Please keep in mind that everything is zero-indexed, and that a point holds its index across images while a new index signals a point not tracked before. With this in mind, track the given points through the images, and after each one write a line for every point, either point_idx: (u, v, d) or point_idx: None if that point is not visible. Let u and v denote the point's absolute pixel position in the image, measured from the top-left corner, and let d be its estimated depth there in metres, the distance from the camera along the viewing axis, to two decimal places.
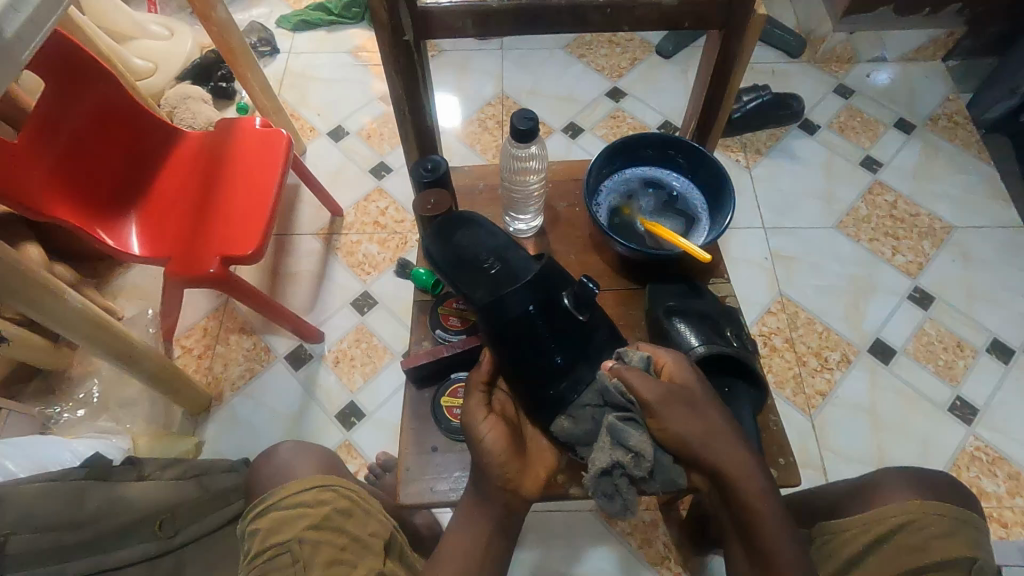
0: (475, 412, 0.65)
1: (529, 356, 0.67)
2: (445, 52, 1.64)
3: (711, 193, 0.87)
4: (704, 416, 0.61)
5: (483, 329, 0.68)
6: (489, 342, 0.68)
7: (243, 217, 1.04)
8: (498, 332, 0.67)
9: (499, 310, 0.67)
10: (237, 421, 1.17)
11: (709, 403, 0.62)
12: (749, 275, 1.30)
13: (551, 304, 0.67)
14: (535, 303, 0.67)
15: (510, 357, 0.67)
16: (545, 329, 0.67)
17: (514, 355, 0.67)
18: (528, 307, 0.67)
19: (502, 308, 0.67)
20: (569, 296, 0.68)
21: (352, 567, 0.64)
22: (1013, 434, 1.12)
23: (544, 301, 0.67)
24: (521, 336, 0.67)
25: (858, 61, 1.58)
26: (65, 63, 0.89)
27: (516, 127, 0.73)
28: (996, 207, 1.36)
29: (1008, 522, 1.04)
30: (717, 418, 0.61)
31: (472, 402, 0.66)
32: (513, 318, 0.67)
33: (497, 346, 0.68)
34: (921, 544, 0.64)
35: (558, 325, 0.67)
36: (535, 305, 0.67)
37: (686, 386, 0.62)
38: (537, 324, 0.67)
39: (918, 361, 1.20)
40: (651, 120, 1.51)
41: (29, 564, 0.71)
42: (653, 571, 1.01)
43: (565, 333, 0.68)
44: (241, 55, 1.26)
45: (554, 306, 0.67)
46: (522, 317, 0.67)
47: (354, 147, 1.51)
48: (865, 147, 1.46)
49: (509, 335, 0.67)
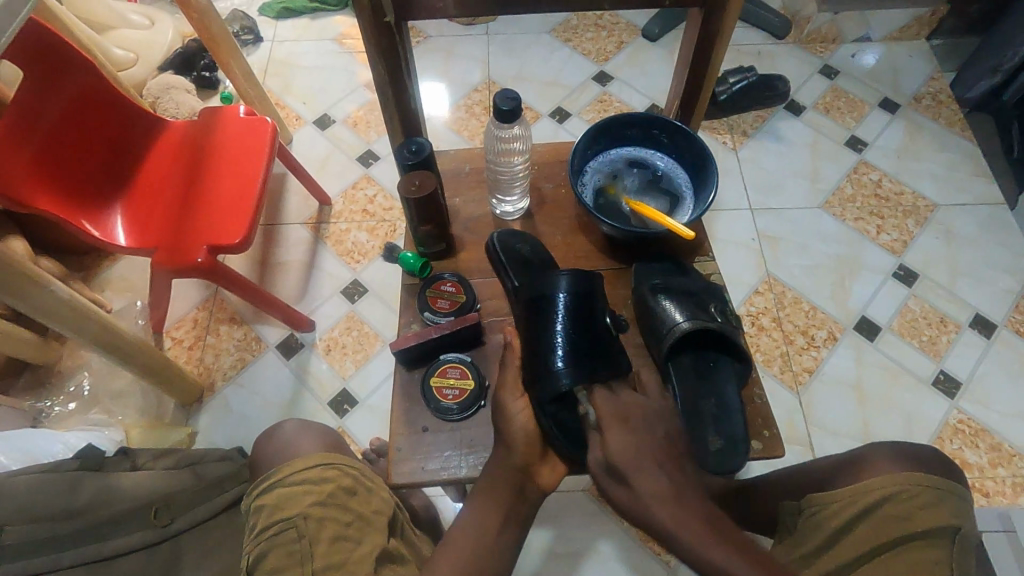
0: (514, 389, 0.70)
1: (555, 338, 0.70)
2: (430, 39, 1.63)
3: (696, 171, 0.87)
4: (633, 484, 0.60)
5: (524, 313, 0.75)
6: (524, 323, 0.74)
7: (230, 206, 1.04)
8: (535, 314, 0.73)
9: (545, 294, 0.74)
10: (229, 411, 1.17)
11: (637, 466, 0.61)
12: (736, 255, 1.31)
13: (594, 310, 0.74)
14: (577, 307, 0.73)
15: (536, 338, 0.71)
16: (579, 329, 0.71)
17: (541, 334, 0.71)
18: (574, 300, 0.73)
19: (548, 291, 0.74)
20: (610, 317, 0.75)
21: (356, 543, 0.66)
22: (996, 406, 1.15)
23: (587, 301, 0.73)
24: (554, 318, 0.72)
25: (843, 41, 1.59)
26: (41, 51, 0.88)
27: (500, 107, 0.73)
28: (979, 183, 1.38)
29: (989, 492, 1.07)
30: (650, 484, 0.60)
31: (510, 381, 0.70)
32: (556, 301, 0.73)
33: (529, 327, 0.73)
34: (905, 514, 0.65)
35: (591, 327, 0.72)
36: (578, 300, 0.73)
37: (623, 450, 0.61)
38: (572, 316, 0.72)
39: (902, 337, 1.22)
40: (637, 103, 1.51)
41: (24, 554, 0.70)
42: (644, 549, 1.02)
43: (596, 342, 0.71)
44: (222, 42, 1.24)
45: (593, 311, 0.73)
46: (562, 303, 0.72)
47: (341, 135, 1.50)
48: (851, 127, 1.47)
49: (544, 317, 0.72)
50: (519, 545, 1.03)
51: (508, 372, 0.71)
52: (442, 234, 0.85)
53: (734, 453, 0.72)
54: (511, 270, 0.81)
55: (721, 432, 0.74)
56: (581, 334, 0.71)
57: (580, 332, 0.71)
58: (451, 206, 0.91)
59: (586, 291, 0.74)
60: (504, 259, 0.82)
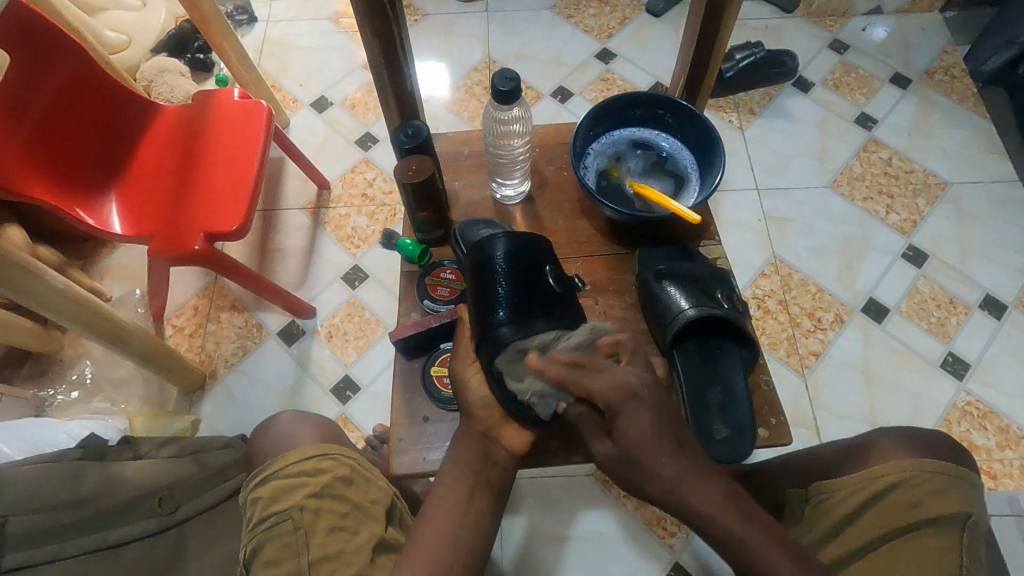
0: (465, 356, 0.70)
1: (494, 301, 0.68)
2: (428, 17, 1.59)
3: (701, 152, 0.85)
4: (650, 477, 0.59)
5: (469, 281, 0.72)
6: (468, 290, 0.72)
7: (224, 193, 1.02)
8: (477, 278, 0.70)
9: (482, 258, 0.70)
10: (232, 398, 1.17)
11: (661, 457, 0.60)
12: (741, 237, 1.29)
13: (534, 266, 0.70)
14: (518, 269, 0.69)
15: (479, 305, 0.69)
16: (519, 293, 0.68)
17: (482, 297, 0.69)
18: (510, 257, 0.70)
19: (485, 254, 0.70)
20: (553, 273, 0.71)
21: (353, 533, 0.66)
22: (1005, 388, 1.13)
23: (526, 259, 0.70)
24: (492, 283, 0.69)
25: (854, 15, 1.54)
26: (27, 33, 0.85)
27: (498, 87, 0.71)
28: (991, 161, 1.34)
29: (996, 474, 1.06)
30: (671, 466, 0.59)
31: (463, 347, 0.70)
32: (492, 262, 0.70)
33: (474, 295, 0.70)
34: (915, 501, 0.63)
35: (536, 286, 0.69)
36: (517, 259, 0.70)
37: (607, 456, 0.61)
38: (510, 276, 0.69)
39: (911, 319, 1.20)
40: (641, 81, 1.48)
41: (29, 544, 0.70)
42: (647, 532, 1.02)
43: (540, 301, 0.68)
44: (215, 24, 1.21)
45: (534, 268, 0.70)
46: (501, 267, 0.69)
47: (339, 117, 1.47)
48: (860, 104, 1.43)
49: (485, 282, 0.69)
50: (522, 530, 1.03)
51: (462, 341, 0.70)
52: (440, 220, 0.83)
53: (742, 439, 0.72)
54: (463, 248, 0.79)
55: (727, 419, 0.73)
56: (523, 293, 0.68)
57: (522, 292, 0.68)
58: (450, 190, 0.90)
59: (525, 247, 0.71)
60: (462, 241, 0.80)
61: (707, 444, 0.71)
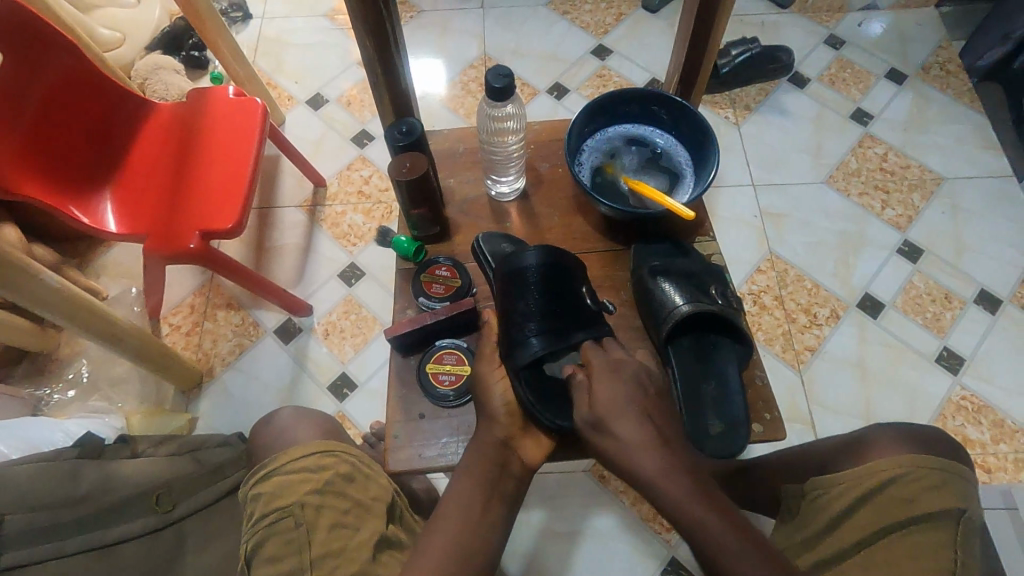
0: (490, 359, 0.72)
1: (528, 310, 0.70)
2: (423, 13, 1.59)
3: (696, 148, 0.85)
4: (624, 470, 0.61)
5: (500, 288, 0.74)
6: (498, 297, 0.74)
7: (220, 192, 1.01)
8: (510, 286, 0.72)
9: (517, 267, 0.72)
10: (228, 396, 1.17)
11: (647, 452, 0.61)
12: (738, 233, 1.29)
13: (571, 281, 0.73)
14: (553, 282, 0.72)
15: (510, 313, 0.71)
16: (553, 306, 0.70)
17: (514, 305, 0.71)
18: (548, 269, 0.72)
19: (522, 263, 0.72)
20: (588, 290, 0.74)
21: (354, 530, 0.66)
22: (999, 382, 1.14)
23: (563, 273, 0.73)
24: (527, 292, 0.71)
25: (849, 10, 1.54)
26: (19, 32, 0.85)
27: (491, 84, 0.71)
28: (987, 155, 1.34)
29: (991, 468, 1.07)
30: (637, 435, 0.61)
31: (485, 351, 0.72)
32: (528, 272, 0.71)
33: (504, 303, 0.72)
34: (910, 496, 0.64)
35: (566, 297, 0.72)
36: (553, 271, 0.72)
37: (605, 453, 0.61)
38: (545, 287, 0.71)
39: (907, 314, 1.20)
40: (637, 77, 1.48)
41: (26, 543, 0.71)
42: (645, 527, 1.03)
43: (573, 315, 0.71)
44: (210, 20, 1.20)
45: (570, 282, 0.73)
46: (536, 276, 0.71)
47: (335, 115, 1.47)
48: (856, 99, 1.43)
49: (520, 291, 0.71)
50: (519, 526, 1.03)
51: (484, 344, 0.73)
52: (435, 217, 0.83)
53: (736, 435, 0.72)
54: (485, 256, 0.80)
55: (722, 415, 0.74)
56: (555, 304, 0.70)
57: (553, 302, 0.71)
58: (445, 187, 0.90)
59: (560, 261, 0.73)
60: (487, 254, 0.80)
61: (701, 439, 0.72)
